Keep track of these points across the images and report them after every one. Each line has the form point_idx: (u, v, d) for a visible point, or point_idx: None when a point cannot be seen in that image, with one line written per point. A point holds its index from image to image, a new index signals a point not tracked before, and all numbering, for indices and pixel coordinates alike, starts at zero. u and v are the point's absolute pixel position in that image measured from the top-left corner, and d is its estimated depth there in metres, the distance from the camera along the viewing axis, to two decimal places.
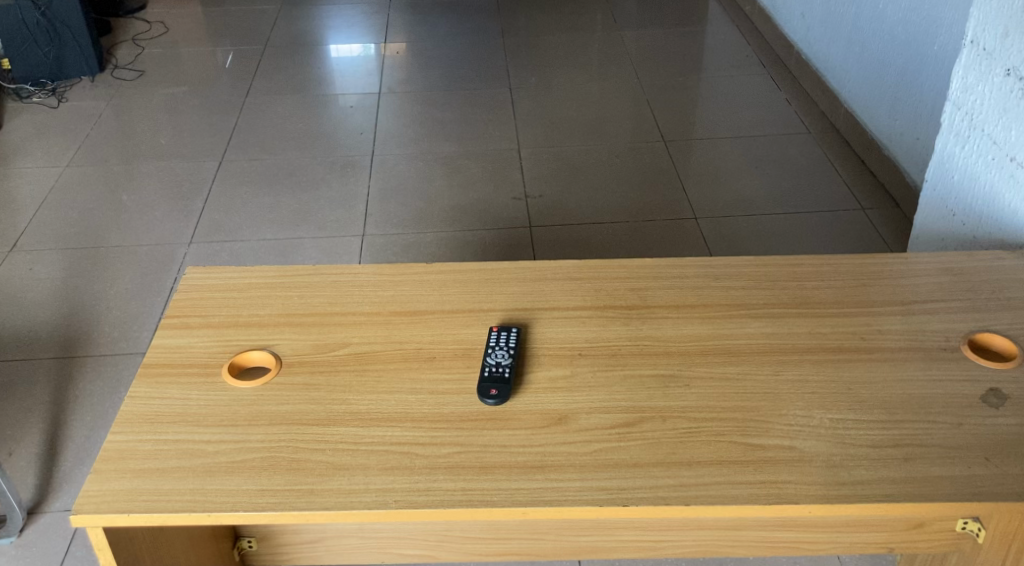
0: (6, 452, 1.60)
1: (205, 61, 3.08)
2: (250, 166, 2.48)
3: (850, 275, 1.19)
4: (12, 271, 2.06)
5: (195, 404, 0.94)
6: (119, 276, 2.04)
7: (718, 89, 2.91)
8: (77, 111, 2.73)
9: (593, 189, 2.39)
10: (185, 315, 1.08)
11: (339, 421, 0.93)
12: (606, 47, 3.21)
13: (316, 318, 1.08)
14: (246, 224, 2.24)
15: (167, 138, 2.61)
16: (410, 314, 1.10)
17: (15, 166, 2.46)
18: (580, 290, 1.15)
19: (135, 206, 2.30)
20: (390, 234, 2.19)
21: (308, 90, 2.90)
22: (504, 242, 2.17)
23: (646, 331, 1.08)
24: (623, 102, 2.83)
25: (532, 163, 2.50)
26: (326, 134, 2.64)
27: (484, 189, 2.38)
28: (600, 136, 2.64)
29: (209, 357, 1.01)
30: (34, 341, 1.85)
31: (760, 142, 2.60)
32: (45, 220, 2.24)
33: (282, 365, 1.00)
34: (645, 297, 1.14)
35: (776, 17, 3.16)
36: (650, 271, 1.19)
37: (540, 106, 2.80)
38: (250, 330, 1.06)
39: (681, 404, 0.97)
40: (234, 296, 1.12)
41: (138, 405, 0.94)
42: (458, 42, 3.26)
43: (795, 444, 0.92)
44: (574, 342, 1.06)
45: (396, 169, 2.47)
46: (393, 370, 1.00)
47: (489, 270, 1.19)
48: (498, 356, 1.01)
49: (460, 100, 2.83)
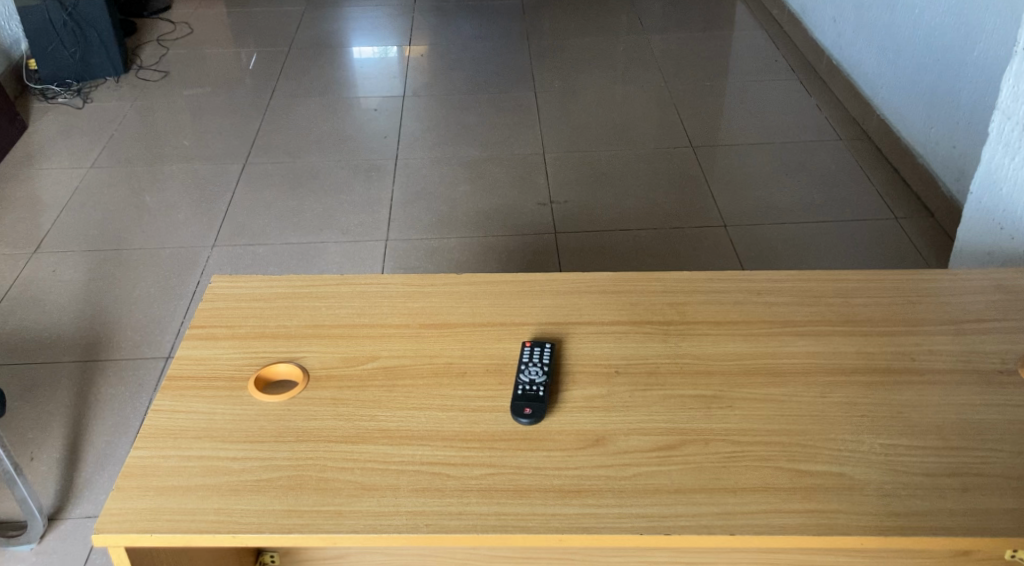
0: (28, 457, 1.58)
1: (230, 62, 3.08)
2: (274, 168, 2.47)
3: (896, 292, 1.14)
4: (36, 272, 2.05)
5: (219, 419, 0.91)
6: (142, 279, 2.03)
7: (746, 94, 2.86)
8: (102, 112, 2.73)
9: (619, 195, 2.35)
10: (208, 325, 1.05)
11: (368, 439, 0.90)
12: (632, 51, 3.17)
13: (343, 329, 1.05)
14: (270, 227, 2.22)
15: (191, 140, 2.60)
16: (440, 327, 1.06)
17: (40, 167, 2.45)
18: (616, 304, 1.11)
19: (159, 208, 2.29)
20: (413, 240, 2.17)
21: (332, 92, 2.88)
22: (529, 248, 2.14)
23: (686, 348, 1.04)
24: (650, 107, 2.78)
25: (558, 168, 2.46)
26: (351, 137, 2.62)
27: (509, 195, 2.34)
28: (626, 142, 2.59)
29: (233, 369, 0.98)
30: (57, 343, 1.84)
31: (790, 149, 2.55)
32: (69, 222, 2.23)
33: (310, 379, 0.97)
34: (683, 313, 1.10)
35: (806, 21, 3.10)
36: (688, 284, 1.15)
37: (566, 111, 2.76)
38: (276, 341, 1.02)
39: (723, 427, 0.93)
40: (259, 305, 1.08)
41: (162, 418, 0.91)
42: (482, 45, 3.23)
43: (844, 471, 0.88)
44: (610, 358, 1.02)
45: (420, 173, 2.44)
46: (424, 387, 0.97)
47: (521, 282, 1.15)
48: (531, 374, 0.97)
49: (483, 104, 2.80)
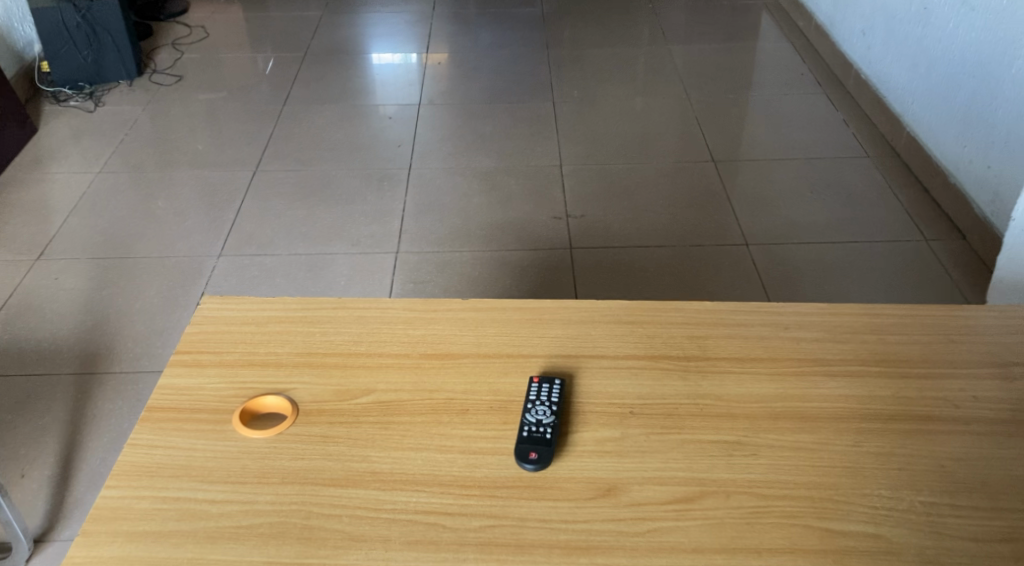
0: (19, 474, 1.53)
1: (246, 67, 3.03)
2: (286, 176, 2.41)
3: (936, 329, 1.05)
4: (38, 280, 2.00)
5: (199, 456, 0.85)
6: (146, 288, 1.98)
7: (771, 108, 2.77)
8: (114, 116, 2.70)
9: (638, 210, 2.27)
10: (193, 350, 0.98)
11: (359, 482, 0.83)
12: (654, 62, 3.10)
13: (338, 358, 0.98)
14: (279, 236, 2.16)
15: (204, 145, 2.56)
16: (442, 358, 0.99)
17: (48, 171, 2.41)
18: (632, 335, 1.04)
19: (166, 215, 2.24)
20: (426, 253, 2.10)
21: (348, 99, 2.83)
22: (543, 265, 2.06)
23: (706, 388, 0.96)
24: (672, 120, 2.70)
25: (575, 182, 2.39)
26: (365, 146, 2.56)
27: (524, 207, 2.27)
28: (647, 155, 2.51)
29: (218, 401, 0.91)
30: (55, 354, 1.79)
31: (817, 166, 2.45)
32: (75, 227, 2.19)
33: (299, 413, 0.90)
34: (705, 347, 1.02)
35: (834, 34, 3.01)
36: (710, 316, 1.07)
37: (585, 123, 2.69)
38: (265, 370, 0.95)
39: (746, 478, 0.85)
40: (248, 328, 1.01)
41: (138, 454, 0.84)
42: (502, 53, 3.16)
43: (881, 532, 0.80)
44: (625, 397, 0.94)
45: (433, 184, 2.38)
46: (422, 425, 0.90)
47: (530, 309, 1.07)
48: (537, 415, 0.89)
49: (501, 114, 2.74)
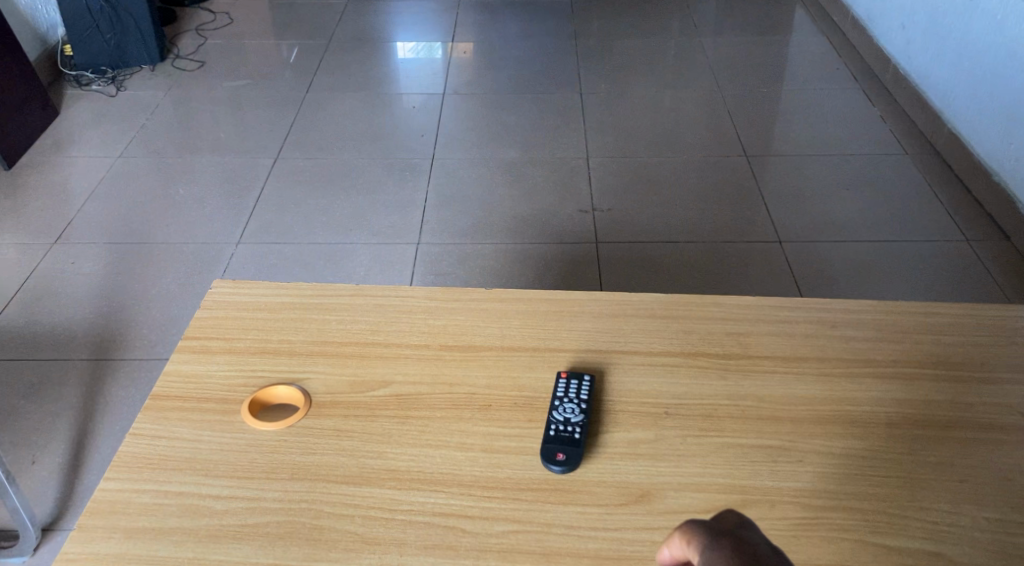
0: (28, 460, 1.49)
1: (270, 54, 3.00)
2: (307, 164, 2.37)
3: (996, 330, 0.98)
4: (54, 264, 1.97)
5: (205, 448, 0.79)
6: (162, 275, 1.94)
7: (805, 102, 2.68)
8: (135, 101, 2.67)
9: (666, 204, 2.19)
10: (202, 336, 0.93)
11: (373, 480, 0.77)
12: (684, 54, 3.02)
13: (354, 348, 0.92)
14: (299, 225, 2.12)
15: (226, 132, 2.52)
16: (465, 350, 0.93)
17: (68, 155, 2.39)
18: (667, 330, 0.97)
19: (185, 201, 2.21)
20: (447, 244, 2.05)
21: (371, 88, 2.78)
22: (567, 259, 2.00)
23: (747, 389, 0.90)
24: (702, 113, 2.62)
25: (601, 174, 2.32)
26: (388, 135, 2.51)
27: (548, 200, 2.21)
28: (676, 148, 2.44)
29: (227, 390, 0.86)
30: (69, 340, 1.75)
31: (853, 162, 2.36)
32: (93, 212, 2.16)
33: (311, 405, 0.85)
34: (746, 345, 0.95)
35: (871, 27, 2.91)
36: (751, 312, 1.01)
37: (612, 115, 2.62)
38: (277, 358, 0.90)
39: (792, 486, 0.79)
40: (260, 314, 0.96)
41: (139, 444, 0.79)
42: (528, 44, 3.10)
43: (941, 549, 0.74)
44: (659, 396, 0.88)
45: (457, 174, 2.32)
46: (442, 421, 0.84)
47: (558, 300, 1.01)
48: (567, 414, 0.83)
49: (527, 105, 2.67)
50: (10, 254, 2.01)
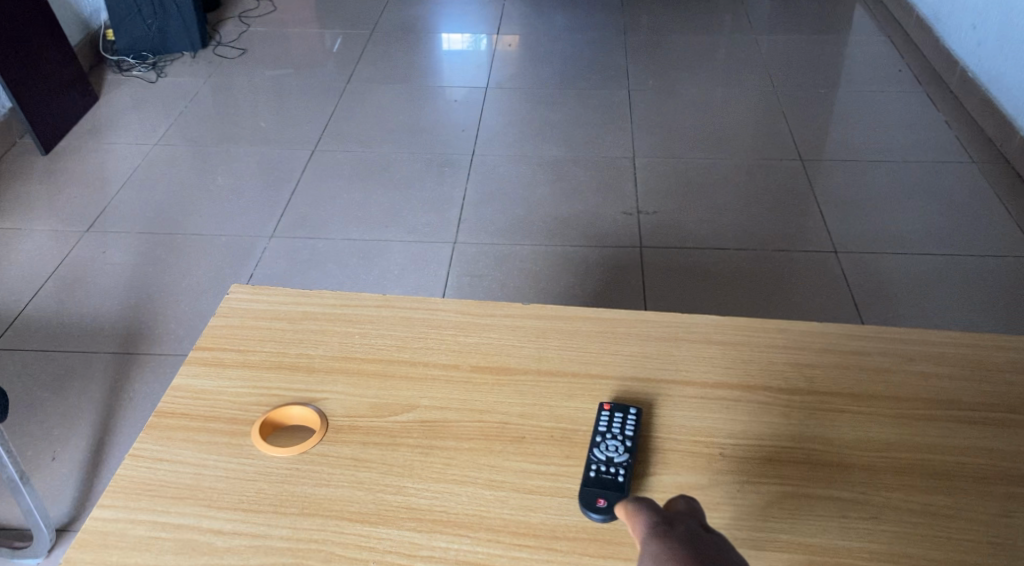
0: (48, 457, 1.45)
1: (313, 44, 2.94)
2: (344, 157, 2.31)
3: None
4: (85, 253, 1.94)
5: (209, 475, 0.72)
6: (193, 267, 1.90)
7: (864, 105, 2.53)
8: (175, 88, 2.64)
9: (714, 209, 2.08)
10: (215, 346, 0.86)
11: (392, 519, 0.70)
12: (737, 51, 2.89)
13: (378, 366, 0.84)
14: (334, 219, 2.06)
15: (267, 122, 2.47)
16: (498, 373, 0.84)
17: (105, 141, 2.36)
18: (722, 359, 0.88)
19: (220, 191, 2.16)
20: (484, 244, 1.97)
21: (412, 80, 2.71)
22: (610, 263, 1.90)
23: (813, 430, 0.81)
24: (755, 113, 2.50)
25: (648, 175, 2.21)
26: (427, 129, 2.44)
27: (590, 200, 2.11)
28: (726, 150, 2.32)
29: (237, 408, 0.79)
30: (96, 331, 1.72)
31: (916, 169, 2.22)
32: (127, 200, 2.12)
33: (328, 428, 0.77)
34: (811, 380, 0.86)
35: (938, 26, 2.74)
36: (817, 340, 0.91)
37: (661, 114, 2.50)
38: (293, 374, 0.83)
39: (865, 547, 0.72)
40: (278, 324, 0.88)
41: (139, 468, 0.73)
42: (575, 38, 2.99)
43: None
44: (714, 435, 0.80)
45: (496, 171, 2.24)
46: (470, 453, 0.76)
47: (603, 319, 0.92)
48: (609, 452, 0.75)
49: (571, 100, 2.58)
50: (42, 240, 1.98)
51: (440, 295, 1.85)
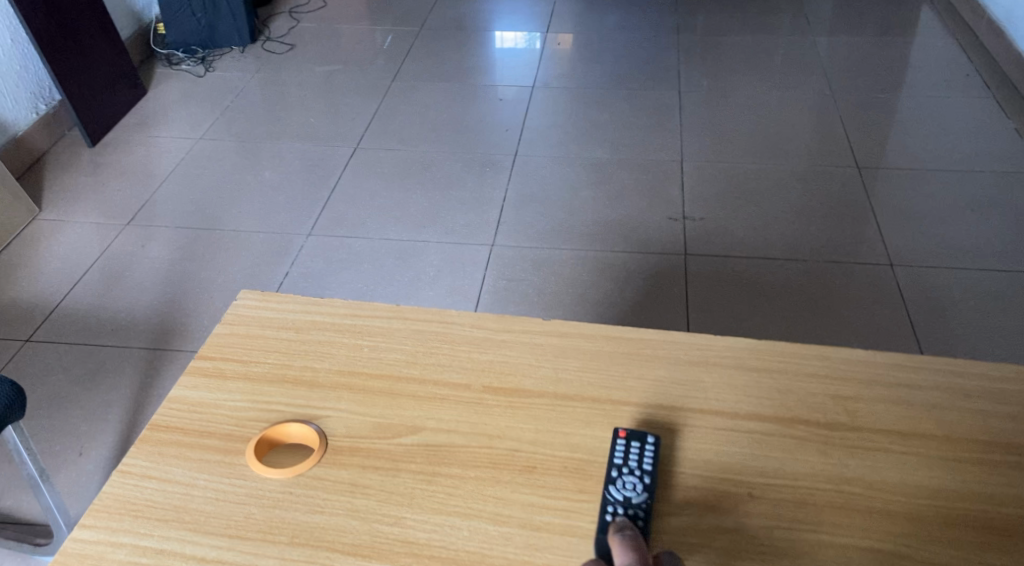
0: (75, 452, 1.45)
1: (362, 40, 2.93)
2: (386, 155, 2.28)
3: None
4: (124, 246, 1.95)
5: (199, 496, 0.69)
6: (228, 263, 1.89)
7: (929, 110, 2.40)
8: (223, 82, 2.66)
9: (764, 217, 1.98)
10: (218, 355, 0.82)
11: (386, 554, 0.66)
12: (795, 52, 2.77)
13: (385, 383, 0.79)
14: (373, 218, 2.03)
15: (313, 117, 2.47)
16: (512, 394, 0.79)
17: (152, 135, 2.38)
18: (757, 387, 0.81)
19: (261, 187, 2.16)
20: (523, 247, 1.91)
21: (460, 77, 2.67)
22: (652, 271, 1.83)
23: (854, 471, 0.74)
24: (813, 118, 2.38)
25: (695, 180, 2.13)
26: (472, 128, 2.39)
27: (635, 205, 2.04)
28: (780, 155, 2.21)
29: (234, 424, 0.75)
30: (131, 326, 1.72)
31: (984, 180, 2.08)
32: (168, 194, 2.13)
33: (327, 449, 0.73)
34: (854, 413, 0.78)
35: (1012, 29, 2.58)
36: (864, 368, 0.83)
37: (712, 116, 2.41)
38: (295, 388, 0.78)
39: None
40: (285, 334, 0.84)
41: (128, 486, 0.70)
42: (627, 36, 2.91)
43: None
44: (743, 472, 0.73)
45: (539, 173, 2.18)
46: (475, 482, 0.71)
47: (629, 338, 0.85)
48: (627, 489, 0.68)
49: (621, 101, 2.50)
50: (84, 231, 2.00)
51: (476, 299, 1.80)
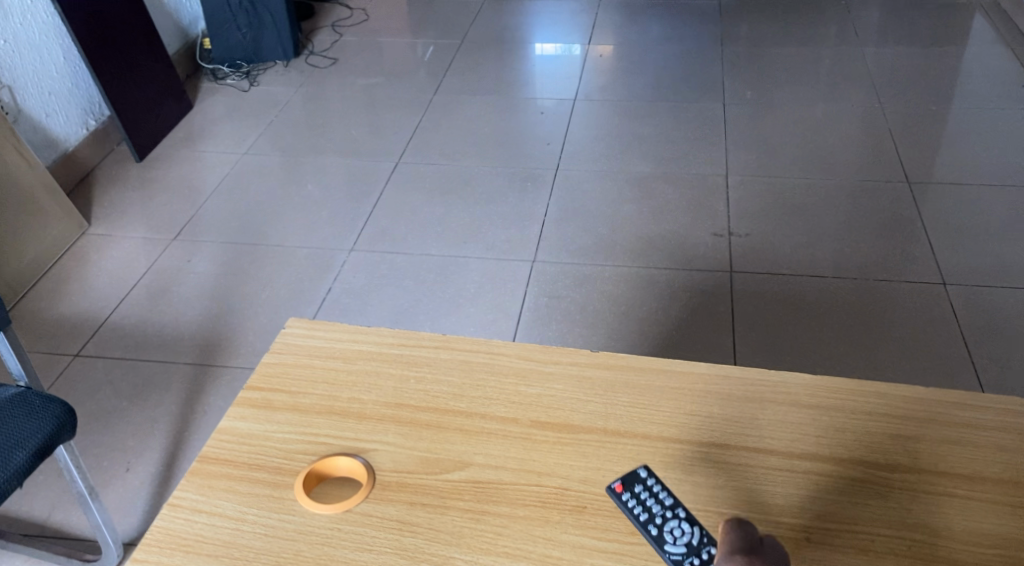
0: (122, 467, 1.48)
1: (404, 53, 2.95)
2: (428, 170, 2.28)
3: None
4: (170, 262, 1.98)
5: (249, 532, 0.70)
6: (273, 278, 1.91)
7: (983, 123, 2.33)
8: (267, 97, 2.69)
9: (811, 234, 1.94)
10: (266, 387, 0.82)
11: None
12: (842, 63, 2.71)
13: (432, 417, 0.79)
14: (415, 233, 2.04)
15: (356, 130, 2.49)
16: (560, 429, 0.78)
17: (198, 149, 2.42)
18: (812, 425, 0.78)
19: (304, 202, 2.18)
20: (564, 264, 1.90)
21: (502, 90, 2.67)
22: (696, 289, 1.80)
23: (916, 516, 0.71)
24: (860, 131, 2.33)
25: (740, 195, 2.09)
26: (513, 142, 2.39)
27: (678, 221, 2.01)
28: (828, 170, 2.17)
29: (282, 458, 0.75)
30: (177, 341, 1.74)
31: None
32: (214, 209, 2.16)
33: (374, 483, 0.73)
34: (914, 454, 0.76)
35: None
36: (924, 407, 0.80)
37: (757, 129, 2.37)
38: (342, 421, 0.78)
39: None
40: (332, 365, 0.84)
41: (179, 520, 0.71)
42: (669, 48, 2.88)
43: None
44: (799, 516, 0.71)
45: (581, 187, 2.16)
46: (524, 523, 0.70)
47: (678, 372, 0.83)
48: (679, 536, 0.66)
49: (663, 114, 2.48)
50: (132, 247, 2.03)
51: (517, 317, 1.79)
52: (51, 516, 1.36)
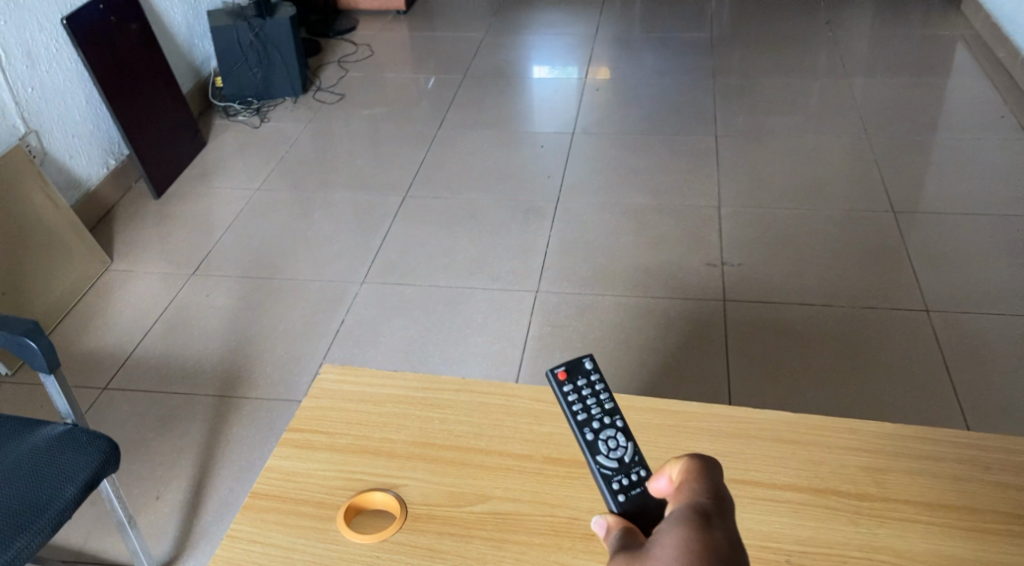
0: (153, 496, 1.57)
1: (408, 88, 3.06)
2: (434, 203, 2.39)
3: None
4: (190, 296, 2.08)
5: (298, 559, 0.79)
6: (289, 311, 2.01)
7: (963, 153, 2.44)
8: (278, 132, 2.80)
9: (800, 263, 2.04)
10: (306, 429, 0.92)
11: None
12: (828, 96, 2.84)
13: (455, 454, 0.89)
14: (423, 265, 2.14)
15: (364, 165, 2.60)
16: (570, 465, 0.87)
17: (212, 185, 2.53)
18: (792, 459, 0.88)
19: (316, 236, 2.28)
20: (566, 294, 2.00)
21: (503, 124, 2.78)
22: (691, 318, 1.90)
23: (884, 540, 0.81)
24: (847, 162, 2.44)
25: (733, 226, 2.20)
26: (514, 175, 2.50)
27: (674, 251, 2.12)
28: (816, 200, 2.28)
29: (325, 493, 0.85)
30: (198, 373, 1.84)
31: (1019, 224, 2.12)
32: (230, 245, 2.26)
33: (406, 515, 0.82)
34: (882, 485, 0.86)
35: None
36: (891, 443, 0.90)
37: (748, 162, 2.48)
38: (377, 459, 0.88)
39: None
40: (364, 407, 0.94)
41: (236, 550, 0.80)
42: (663, 82, 3.00)
43: None
44: (781, 540, 0.81)
45: (581, 220, 2.27)
46: (540, 549, 0.80)
47: (674, 412, 0.93)
48: (613, 447, 0.77)
49: (659, 147, 2.59)
50: (153, 282, 2.13)
51: (522, 346, 1.88)
52: (88, 543, 1.45)
